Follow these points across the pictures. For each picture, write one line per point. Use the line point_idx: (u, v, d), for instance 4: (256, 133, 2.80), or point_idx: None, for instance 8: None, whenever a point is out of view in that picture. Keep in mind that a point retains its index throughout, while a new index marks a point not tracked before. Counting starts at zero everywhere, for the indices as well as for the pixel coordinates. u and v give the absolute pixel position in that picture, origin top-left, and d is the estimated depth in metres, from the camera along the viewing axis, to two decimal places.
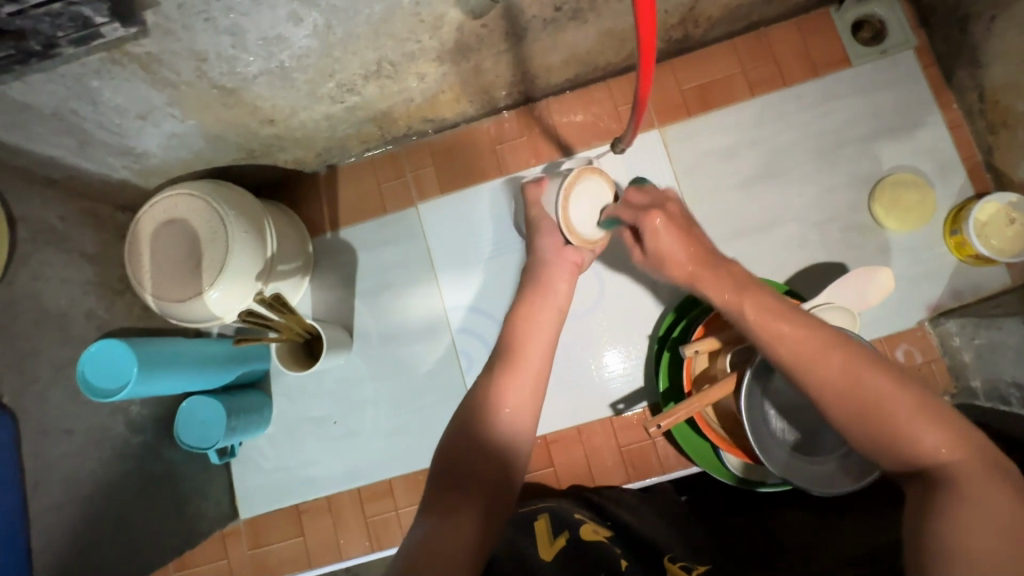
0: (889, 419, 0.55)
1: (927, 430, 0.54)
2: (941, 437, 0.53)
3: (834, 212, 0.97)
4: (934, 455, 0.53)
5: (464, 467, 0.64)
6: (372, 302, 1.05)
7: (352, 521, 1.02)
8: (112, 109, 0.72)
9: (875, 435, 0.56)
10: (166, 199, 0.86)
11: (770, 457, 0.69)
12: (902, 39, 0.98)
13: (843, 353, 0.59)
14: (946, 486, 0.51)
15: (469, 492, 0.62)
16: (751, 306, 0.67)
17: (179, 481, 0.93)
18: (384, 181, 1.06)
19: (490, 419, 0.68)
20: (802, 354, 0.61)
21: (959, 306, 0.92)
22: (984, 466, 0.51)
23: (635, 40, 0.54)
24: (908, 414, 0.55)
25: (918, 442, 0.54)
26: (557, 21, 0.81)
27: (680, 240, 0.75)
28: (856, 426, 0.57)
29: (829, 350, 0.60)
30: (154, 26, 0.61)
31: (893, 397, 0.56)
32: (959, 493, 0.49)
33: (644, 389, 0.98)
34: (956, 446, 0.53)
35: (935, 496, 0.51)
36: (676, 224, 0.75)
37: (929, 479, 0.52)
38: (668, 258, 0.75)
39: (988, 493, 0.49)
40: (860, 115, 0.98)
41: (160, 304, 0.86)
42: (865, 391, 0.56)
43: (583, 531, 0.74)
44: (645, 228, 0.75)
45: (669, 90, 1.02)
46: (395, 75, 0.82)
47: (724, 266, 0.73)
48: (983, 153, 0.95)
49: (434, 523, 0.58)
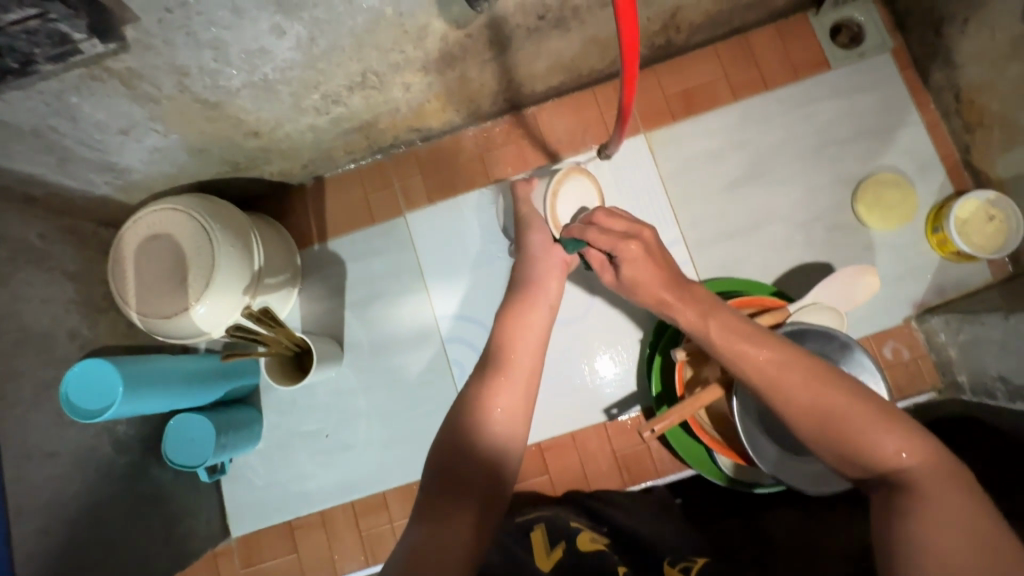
0: (850, 428, 0.56)
1: (887, 438, 0.55)
2: (902, 444, 0.54)
3: (820, 212, 0.98)
4: (895, 462, 0.54)
5: (456, 469, 0.65)
6: (362, 313, 1.04)
7: (347, 536, 1.01)
8: (93, 125, 0.71)
9: (837, 444, 0.57)
10: (149, 214, 0.85)
11: (762, 459, 0.73)
12: (879, 42, 1.00)
13: (801, 370, 0.61)
14: (906, 489, 0.51)
15: (460, 502, 0.62)
16: (716, 324, 0.70)
17: (167, 500, 0.91)
18: (372, 191, 1.06)
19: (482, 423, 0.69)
20: (767, 371, 0.63)
21: (944, 302, 0.94)
22: (945, 471, 0.52)
23: (619, 42, 0.53)
24: (867, 423, 0.56)
25: (879, 449, 0.55)
26: (541, 29, 0.82)
27: (651, 272, 0.76)
28: (819, 439, 0.58)
29: (794, 366, 0.61)
30: (134, 41, 0.60)
31: (847, 405, 0.57)
32: (922, 494, 0.50)
33: (637, 393, 0.98)
34: (914, 449, 0.54)
35: (897, 499, 0.51)
36: (649, 259, 0.76)
37: (897, 485, 0.52)
38: (641, 284, 0.76)
39: (947, 494, 0.49)
40: (841, 117, 1.00)
41: (146, 320, 0.85)
42: (830, 407, 0.57)
43: (580, 540, 0.73)
44: (619, 256, 0.77)
45: (653, 95, 1.03)
46: (380, 85, 0.82)
47: (690, 292, 0.74)
48: (961, 151, 0.96)
49: (423, 533, 0.58)
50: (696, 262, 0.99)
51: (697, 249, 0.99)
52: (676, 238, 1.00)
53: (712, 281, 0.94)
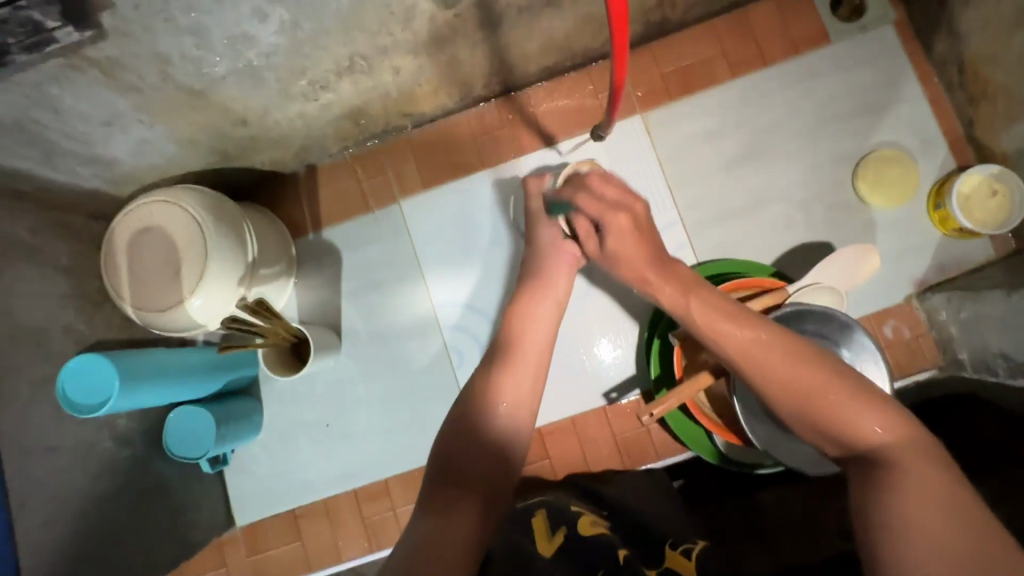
0: (825, 404, 0.57)
1: (861, 414, 0.55)
2: (877, 418, 0.54)
3: (820, 191, 0.97)
4: (869, 436, 0.54)
5: (461, 461, 0.65)
6: (359, 302, 1.04)
7: (350, 523, 1.02)
8: (76, 116, 0.70)
9: (814, 419, 0.58)
10: (142, 207, 0.84)
11: (755, 434, 0.74)
12: (880, 14, 0.97)
13: (781, 347, 0.62)
14: (883, 463, 0.51)
15: (465, 493, 0.62)
16: (698, 303, 0.70)
17: (171, 492, 0.92)
18: (365, 178, 1.05)
19: (487, 419, 0.69)
20: (745, 349, 0.64)
21: (945, 280, 0.92)
22: (919, 445, 0.52)
23: (607, 14, 0.51)
24: (842, 400, 0.56)
25: (853, 425, 0.55)
26: (532, 8, 0.80)
27: (638, 245, 0.77)
28: (798, 415, 0.59)
29: (775, 345, 0.62)
30: (111, 28, 0.58)
31: (826, 382, 0.58)
32: (893, 465, 0.51)
33: (637, 377, 0.97)
34: (888, 425, 0.54)
35: (871, 472, 0.51)
36: (636, 233, 0.77)
37: (869, 459, 0.53)
38: (626, 258, 0.77)
39: (921, 467, 0.49)
40: (842, 92, 0.98)
41: (141, 314, 0.84)
42: (806, 383, 0.59)
43: (581, 525, 0.73)
44: (607, 225, 0.77)
45: (649, 74, 1.01)
46: (369, 69, 0.80)
47: (674, 270, 0.75)
48: (964, 126, 0.95)
49: (430, 524, 0.58)
50: (694, 244, 0.98)
51: (696, 231, 0.98)
52: (675, 221, 0.99)
53: (712, 263, 0.92)
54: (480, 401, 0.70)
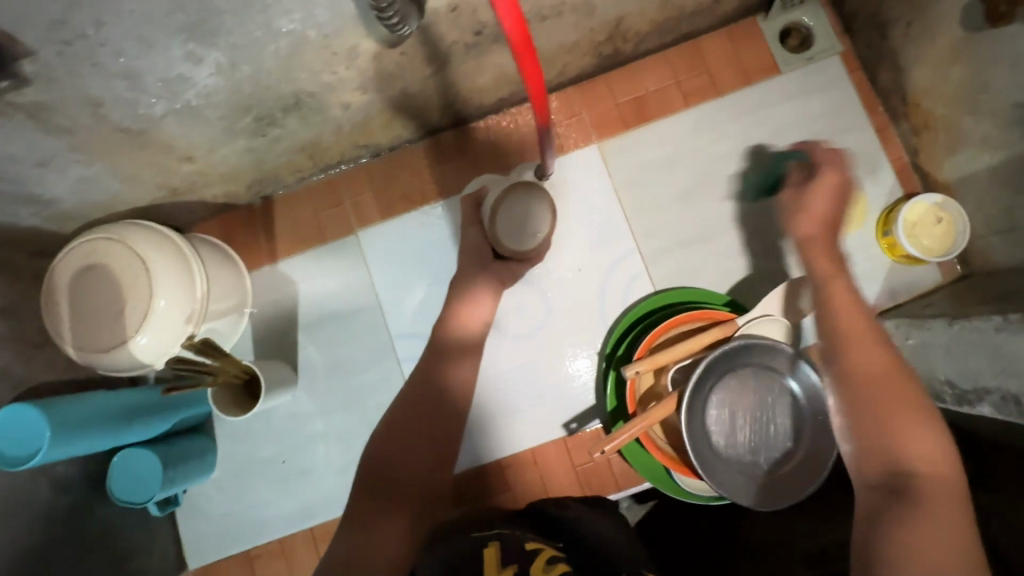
0: (883, 422, 0.60)
1: (914, 444, 0.58)
2: (926, 452, 0.57)
3: (771, 219, 0.98)
4: (911, 464, 0.57)
5: (390, 474, 0.68)
6: (315, 334, 1.02)
7: (306, 563, 0.99)
8: (6, 159, 0.68)
9: (869, 432, 0.60)
10: (82, 244, 0.82)
11: (709, 475, 0.74)
12: (828, 45, 0.99)
13: (878, 359, 0.63)
14: (914, 493, 0.55)
15: (391, 501, 0.66)
16: (836, 290, 0.70)
17: (116, 538, 0.89)
18: (322, 209, 1.03)
19: (419, 433, 0.72)
20: (846, 345, 0.65)
21: (895, 305, 0.94)
22: (953, 487, 0.55)
23: (521, 78, 0.53)
24: (903, 425, 0.59)
25: (903, 449, 0.58)
26: (480, 44, 0.80)
27: (830, 207, 0.76)
28: (857, 420, 0.61)
29: (872, 351, 0.64)
30: (34, 75, 0.57)
31: (902, 405, 0.60)
32: (923, 501, 0.54)
33: (595, 407, 0.97)
34: (933, 462, 0.57)
35: (897, 493, 0.55)
36: (838, 195, 0.76)
37: (902, 484, 0.56)
38: (809, 210, 0.76)
39: (949, 514, 0.53)
40: (793, 120, 0.99)
41: (83, 355, 0.82)
42: (885, 396, 0.61)
43: (534, 569, 0.67)
44: (821, 175, 0.78)
45: (605, 104, 1.02)
46: (317, 105, 0.80)
47: (837, 253, 0.74)
48: (909, 155, 0.97)
49: (354, 536, 0.63)
50: (651, 272, 0.98)
51: (653, 258, 0.99)
52: (630, 249, 0.99)
53: (668, 294, 0.94)
54: (413, 411, 0.74)
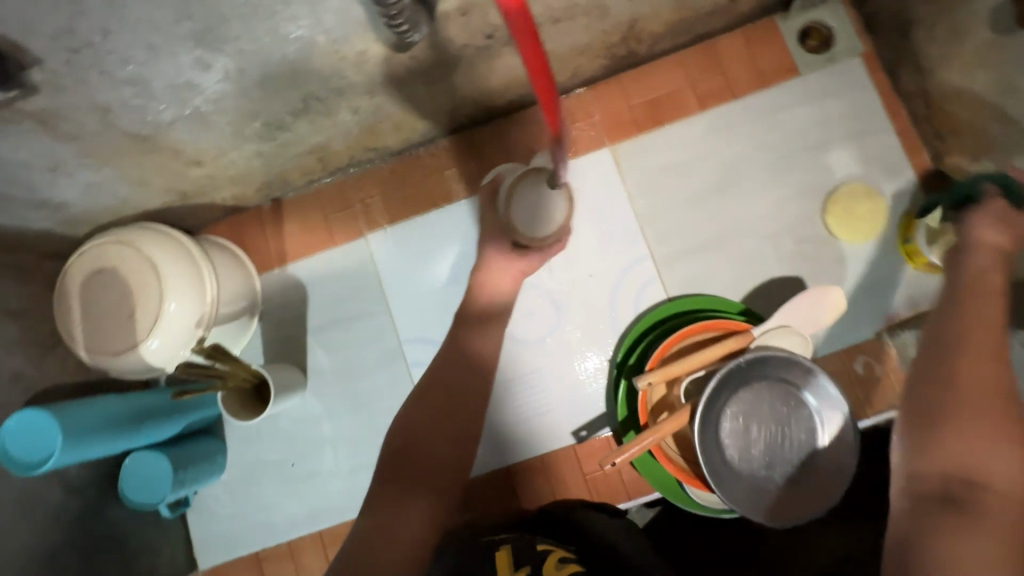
0: (960, 423, 0.52)
1: (997, 458, 0.50)
2: (1009, 468, 0.50)
3: (788, 225, 0.96)
4: (984, 475, 0.50)
5: (417, 457, 0.68)
6: (323, 338, 1.02)
7: (315, 566, 0.99)
8: (16, 165, 0.68)
9: (941, 429, 0.53)
10: (94, 248, 0.82)
11: (723, 489, 0.73)
12: (849, 45, 0.97)
13: (990, 362, 0.54)
14: (973, 505, 0.49)
15: (418, 484, 0.66)
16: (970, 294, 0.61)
17: (127, 539, 0.89)
18: (331, 212, 1.03)
19: (443, 423, 0.71)
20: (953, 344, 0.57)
21: (915, 315, 0.92)
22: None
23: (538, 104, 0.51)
24: (990, 436, 0.51)
25: (978, 459, 0.50)
26: (491, 47, 0.78)
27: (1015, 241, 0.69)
28: (933, 413, 0.54)
29: (987, 354, 0.55)
30: (42, 83, 0.57)
31: (992, 412, 0.52)
32: (981, 517, 0.48)
33: (605, 415, 0.95)
34: (1013, 481, 0.49)
35: (952, 502, 0.50)
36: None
37: (960, 489, 0.50)
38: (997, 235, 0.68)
39: (1006, 540, 0.47)
40: (811, 124, 0.97)
41: (94, 358, 0.82)
42: (978, 401, 0.52)
43: (547, 567, 0.70)
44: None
45: (618, 106, 1.00)
46: (326, 110, 0.79)
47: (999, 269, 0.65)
48: (932, 159, 0.94)
49: (378, 516, 0.63)
50: (664, 278, 0.97)
51: (665, 264, 0.97)
52: (643, 254, 0.98)
53: (680, 301, 0.92)
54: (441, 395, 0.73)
